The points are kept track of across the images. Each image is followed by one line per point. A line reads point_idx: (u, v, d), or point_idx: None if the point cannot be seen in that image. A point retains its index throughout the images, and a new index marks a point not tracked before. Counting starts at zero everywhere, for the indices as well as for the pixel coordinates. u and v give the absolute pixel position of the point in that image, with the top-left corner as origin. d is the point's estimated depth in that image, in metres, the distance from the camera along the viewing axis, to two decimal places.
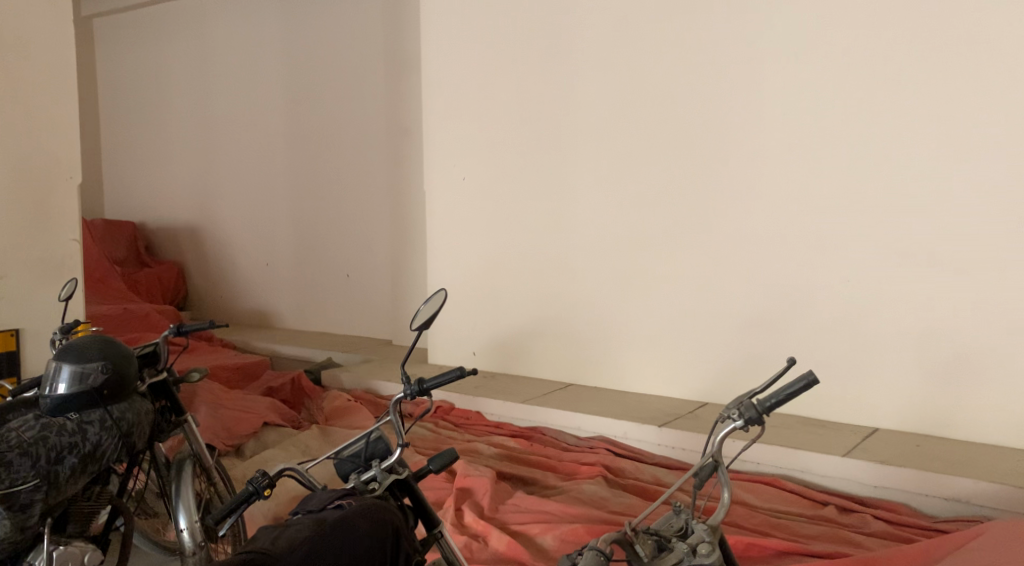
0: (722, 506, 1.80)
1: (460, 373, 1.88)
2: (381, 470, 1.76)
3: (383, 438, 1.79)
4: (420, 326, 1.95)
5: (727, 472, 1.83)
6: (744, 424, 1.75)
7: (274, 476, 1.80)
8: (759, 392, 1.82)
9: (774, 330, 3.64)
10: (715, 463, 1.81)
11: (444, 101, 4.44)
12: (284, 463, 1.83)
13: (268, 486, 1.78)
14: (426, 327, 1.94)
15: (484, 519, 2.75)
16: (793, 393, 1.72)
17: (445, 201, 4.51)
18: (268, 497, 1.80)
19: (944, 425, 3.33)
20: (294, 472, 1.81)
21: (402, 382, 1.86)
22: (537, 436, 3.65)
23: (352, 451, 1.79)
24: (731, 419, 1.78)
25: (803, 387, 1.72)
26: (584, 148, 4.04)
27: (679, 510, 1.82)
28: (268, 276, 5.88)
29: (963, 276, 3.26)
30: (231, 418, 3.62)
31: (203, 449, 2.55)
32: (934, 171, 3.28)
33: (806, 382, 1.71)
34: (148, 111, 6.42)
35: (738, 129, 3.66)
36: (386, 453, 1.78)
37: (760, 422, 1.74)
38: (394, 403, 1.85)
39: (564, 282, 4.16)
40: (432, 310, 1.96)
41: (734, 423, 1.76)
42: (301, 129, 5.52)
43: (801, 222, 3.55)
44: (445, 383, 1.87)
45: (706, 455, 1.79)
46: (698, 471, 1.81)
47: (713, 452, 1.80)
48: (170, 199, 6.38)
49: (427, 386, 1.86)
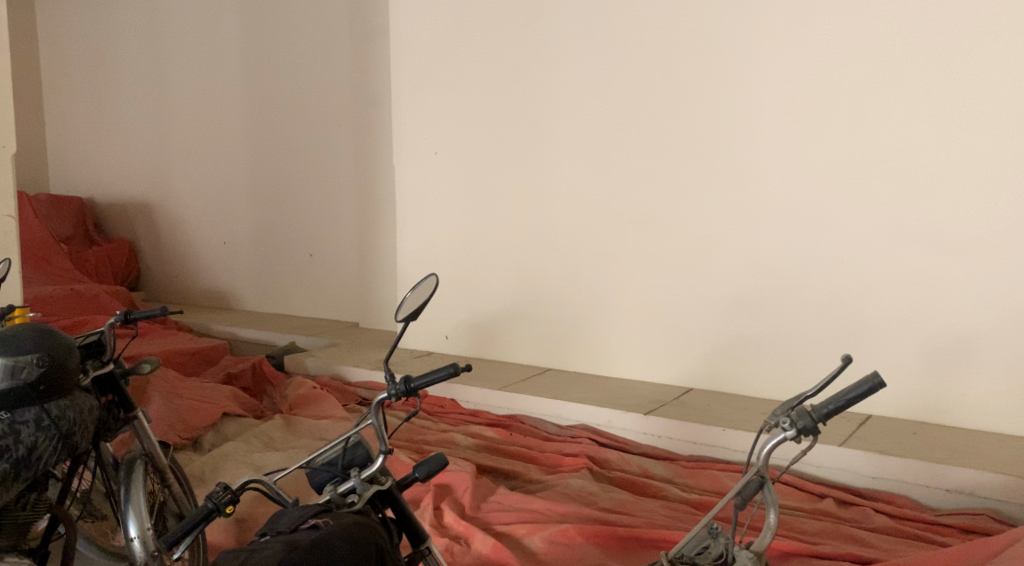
0: (767, 527, 1.78)
1: (453, 371, 1.67)
2: (361, 480, 1.54)
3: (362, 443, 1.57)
4: (406, 318, 1.83)
5: (772, 491, 1.81)
6: (796, 434, 1.76)
7: (237, 491, 1.63)
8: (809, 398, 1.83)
9: (764, 312, 3.47)
10: (760, 479, 1.78)
11: (413, 71, 4.18)
12: (249, 475, 1.66)
13: (229, 502, 1.62)
14: (413, 318, 1.82)
15: (465, 520, 2.54)
16: (853, 400, 1.72)
17: (415, 176, 4.26)
18: (230, 515, 1.62)
19: (941, 412, 3.20)
20: (261, 484, 1.63)
21: (386, 382, 1.65)
22: (515, 425, 3.44)
23: (327, 458, 1.58)
24: (781, 428, 1.78)
25: (865, 391, 1.71)
26: (563, 122, 3.82)
27: (716, 534, 1.84)
28: (226, 255, 5.60)
29: (963, 257, 3.11)
30: (187, 408, 3.36)
31: (156, 448, 2.28)
32: (933, 147, 3.12)
33: (868, 387, 1.71)
34: (96, 81, 6.05)
35: (727, 101, 3.46)
36: (366, 461, 1.57)
37: (814, 431, 1.75)
38: (377, 404, 1.64)
39: (541, 263, 3.95)
40: (422, 298, 1.85)
41: (785, 433, 1.77)
42: (259, 99, 5.23)
43: (794, 200, 3.37)
44: (436, 381, 1.66)
45: (755, 467, 1.77)
46: (743, 490, 1.78)
47: (760, 464, 1.78)
48: (121, 174, 6.05)
49: (414, 385, 1.65)
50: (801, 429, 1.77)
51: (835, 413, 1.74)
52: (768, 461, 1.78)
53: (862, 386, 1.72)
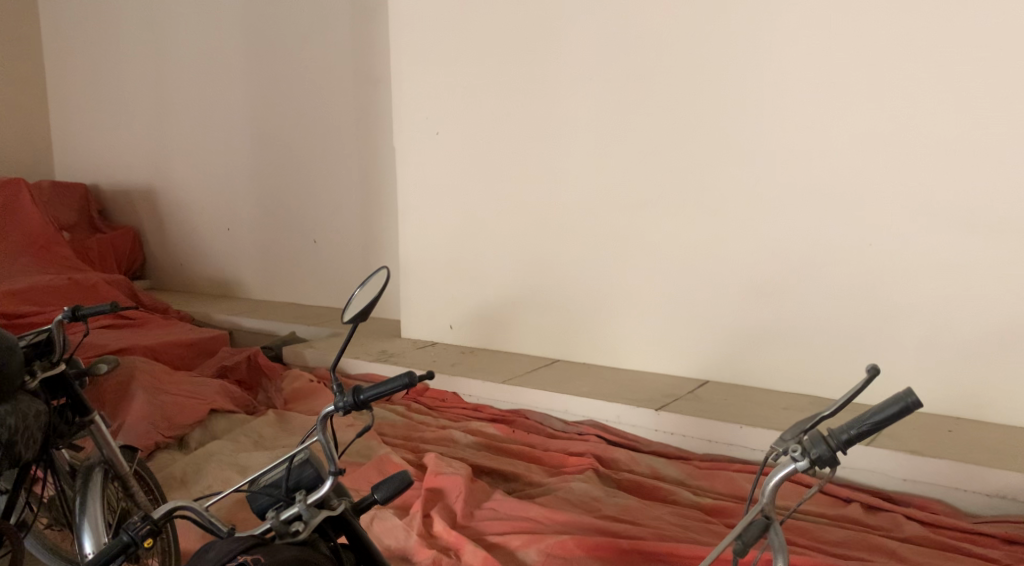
0: None
1: (403, 383, 1.67)
2: (306, 505, 1.58)
3: (310, 462, 1.62)
4: (355, 317, 1.80)
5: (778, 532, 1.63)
6: (810, 465, 1.58)
7: (158, 521, 1.61)
8: (823, 417, 1.65)
9: (786, 299, 3.23)
10: (766, 520, 1.60)
11: (412, 45, 3.92)
12: (175, 502, 1.63)
13: (148, 534, 1.60)
14: (362, 318, 1.79)
15: (456, 529, 2.36)
16: (879, 425, 1.53)
17: (416, 156, 4.01)
18: (151, 547, 1.60)
19: (977, 407, 2.96)
20: (190, 509, 1.62)
21: (336, 393, 1.68)
22: (519, 421, 3.24)
23: (270, 479, 1.64)
24: (792, 457, 1.60)
25: (893, 415, 1.53)
26: (569, 97, 3.57)
27: None
28: (230, 241, 5.44)
29: (1001, 237, 2.87)
30: (174, 403, 3.18)
31: (117, 455, 2.10)
32: (968, 118, 2.88)
33: (896, 410, 1.53)
34: (98, 65, 5.87)
35: (750, 69, 3.19)
36: (313, 480, 1.62)
37: (832, 461, 1.56)
38: (325, 416, 1.65)
39: (549, 249, 3.72)
40: (372, 295, 1.81)
41: (796, 464, 1.59)
42: (260, 80, 5.04)
43: (819, 178, 3.12)
44: (386, 393, 1.68)
45: (760, 505, 1.60)
46: (744, 533, 1.60)
47: (766, 501, 1.60)
48: (124, 159, 5.89)
49: (364, 396, 1.68)
50: (815, 458, 1.59)
51: (858, 440, 1.56)
52: (775, 497, 1.60)
53: (893, 405, 1.53)
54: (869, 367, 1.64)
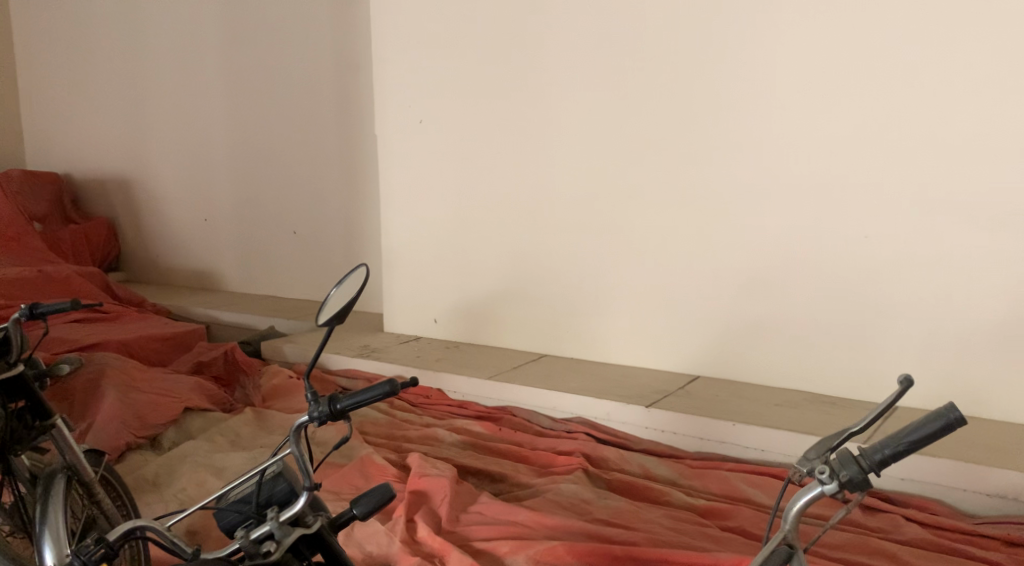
0: None
1: (381, 392, 1.60)
2: (278, 524, 1.52)
3: (282, 474, 1.60)
4: (331, 317, 1.69)
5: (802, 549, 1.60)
6: (838, 487, 1.52)
7: (114, 543, 1.55)
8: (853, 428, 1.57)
9: (779, 292, 3.15)
10: (789, 548, 1.57)
11: (393, 32, 3.80)
12: (137, 522, 1.58)
13: (103, 558, 1.54)
14: (339, 318, 1.69)
15: (440, 535, 2.26)
16: (913, 447, 1.47)
17: (398, 146, 3.89)
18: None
19: (976, 403, 2.89)
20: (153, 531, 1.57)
21: (309, 403, 1.61)
22: (505, 418, 3.14)
23: (238, 495, 1.62)
24: (819, 479, 1.54)
25: (928, 436, 1.46)
26: (556, 85, 3.46)
27: None
28: (207, 232, 5.30)
29: (1001, 229, 2.79)
30: (146, 401, 3.06)
31: (81, 460, 2.03)
32: (965, 111, 2.80)
33: (932, 431, 1.45)
34: (70, 51, 5.69)
35: (741, 59, 3.10)
36: (284, 495, 1.59)
37: (863, 484, 1.51)
38: (298, 426, 1.60)
39: (536, 242, 3.62)
40: (350, 295, 1.71)
41: (824, 487, 1.53)
42: (236, 66, 4.90)
43: (814, 168, 3.03)
44: (364, 402, 1.62)
45: (782, 534, 1.57)
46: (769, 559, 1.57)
47: (788, 528, 1.58)
48: (98, 148, 5.72)
49: (341, 406, 1.61)
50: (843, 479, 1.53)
51: (891, 460, 1.49)
52: (797, 524, 1.57)
53: (930, 424, 1.46)
54: (903, 379, 1.56)
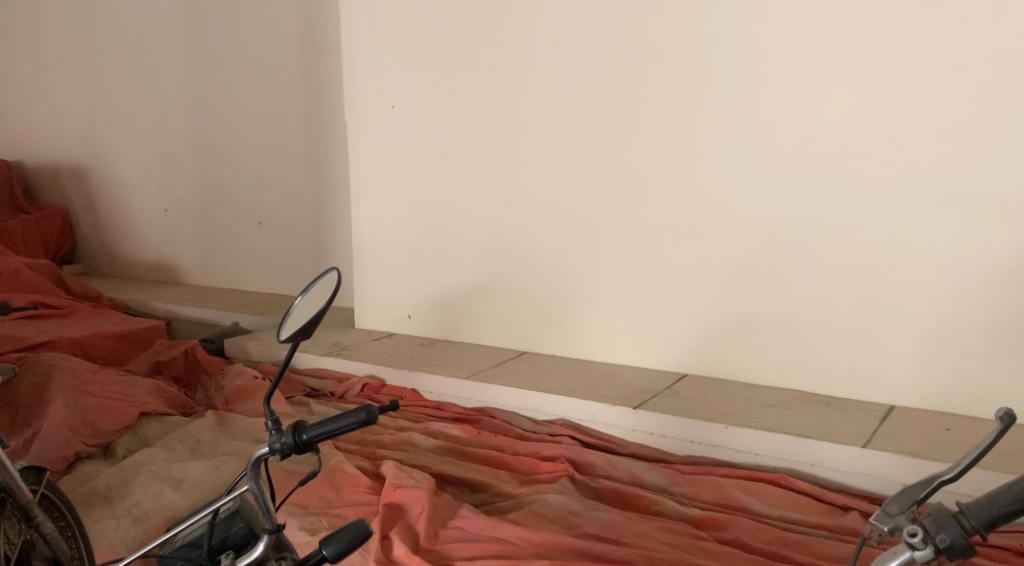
0: None
1: (352, 422, 1.44)
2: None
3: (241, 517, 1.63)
4: (297, 331, 1.51)
5: None
6: (934, 553, 1.35)
7: None
8: (945, 475, 1.40)
9: (770, 287, 3.00)
10: None
11: (364, 12, 3.59)
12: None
13: None
14: (306, 334, 1.50)
15: (418, 554, 2.10)
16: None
17: (369, 134, 3.69)
18: None
19: (976, 404, 2.77)
20: None
21: (272, 433, 1.46)
22: (484, 420, 2.97)
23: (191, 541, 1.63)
24: (911, 543, 1.36)
25: None
26: (538, 71, 3.27)
27: None
28: (168, 223, 5.05)
29: (1004, 222, 2.66)
30: (97, 406, 2.84)
31: (17, 479, 1.85)
32: (970, 99, 2.65)
33: None
34: (19, 32, 5.38)
35: (734, 45, 2.94)
36: (240, 538, 1.62)
37: (967, 550, 1.33)
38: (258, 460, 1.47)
39: (514, 234, 3.44)
40: (319, 303, 1.52)
41: (917, 553, 1.36)
42: (197, 50, 4.66)
43: (807, 158, 2.89)
44: (337, 430, 1.45)
45: None
46: None
47: None
48: (51, 134, 5.43)
49: (309, 436, 1.46)
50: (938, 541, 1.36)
51: (999, 522, 1.33)
52: None
53: None
54: (1004, 414, 1.38)
